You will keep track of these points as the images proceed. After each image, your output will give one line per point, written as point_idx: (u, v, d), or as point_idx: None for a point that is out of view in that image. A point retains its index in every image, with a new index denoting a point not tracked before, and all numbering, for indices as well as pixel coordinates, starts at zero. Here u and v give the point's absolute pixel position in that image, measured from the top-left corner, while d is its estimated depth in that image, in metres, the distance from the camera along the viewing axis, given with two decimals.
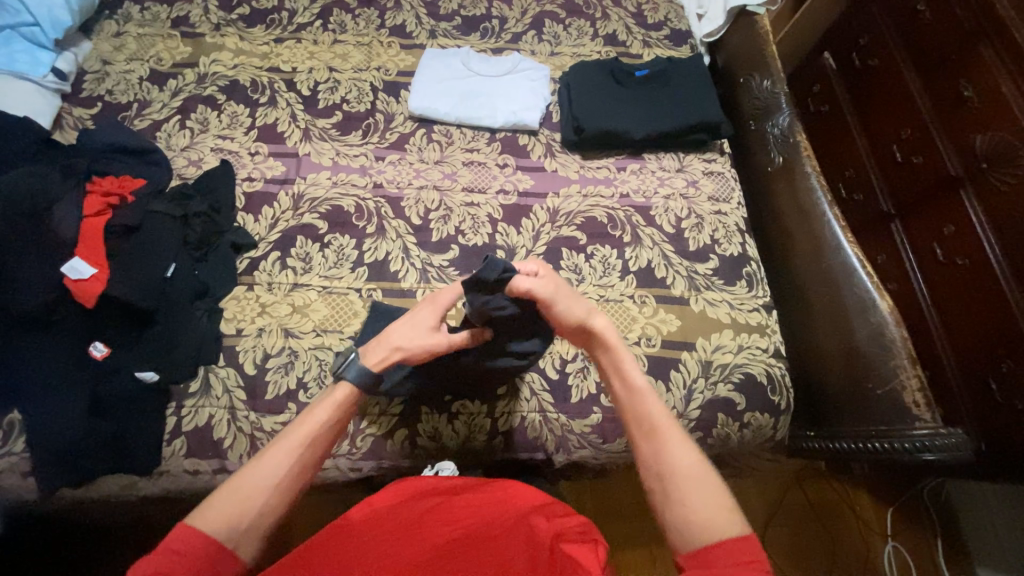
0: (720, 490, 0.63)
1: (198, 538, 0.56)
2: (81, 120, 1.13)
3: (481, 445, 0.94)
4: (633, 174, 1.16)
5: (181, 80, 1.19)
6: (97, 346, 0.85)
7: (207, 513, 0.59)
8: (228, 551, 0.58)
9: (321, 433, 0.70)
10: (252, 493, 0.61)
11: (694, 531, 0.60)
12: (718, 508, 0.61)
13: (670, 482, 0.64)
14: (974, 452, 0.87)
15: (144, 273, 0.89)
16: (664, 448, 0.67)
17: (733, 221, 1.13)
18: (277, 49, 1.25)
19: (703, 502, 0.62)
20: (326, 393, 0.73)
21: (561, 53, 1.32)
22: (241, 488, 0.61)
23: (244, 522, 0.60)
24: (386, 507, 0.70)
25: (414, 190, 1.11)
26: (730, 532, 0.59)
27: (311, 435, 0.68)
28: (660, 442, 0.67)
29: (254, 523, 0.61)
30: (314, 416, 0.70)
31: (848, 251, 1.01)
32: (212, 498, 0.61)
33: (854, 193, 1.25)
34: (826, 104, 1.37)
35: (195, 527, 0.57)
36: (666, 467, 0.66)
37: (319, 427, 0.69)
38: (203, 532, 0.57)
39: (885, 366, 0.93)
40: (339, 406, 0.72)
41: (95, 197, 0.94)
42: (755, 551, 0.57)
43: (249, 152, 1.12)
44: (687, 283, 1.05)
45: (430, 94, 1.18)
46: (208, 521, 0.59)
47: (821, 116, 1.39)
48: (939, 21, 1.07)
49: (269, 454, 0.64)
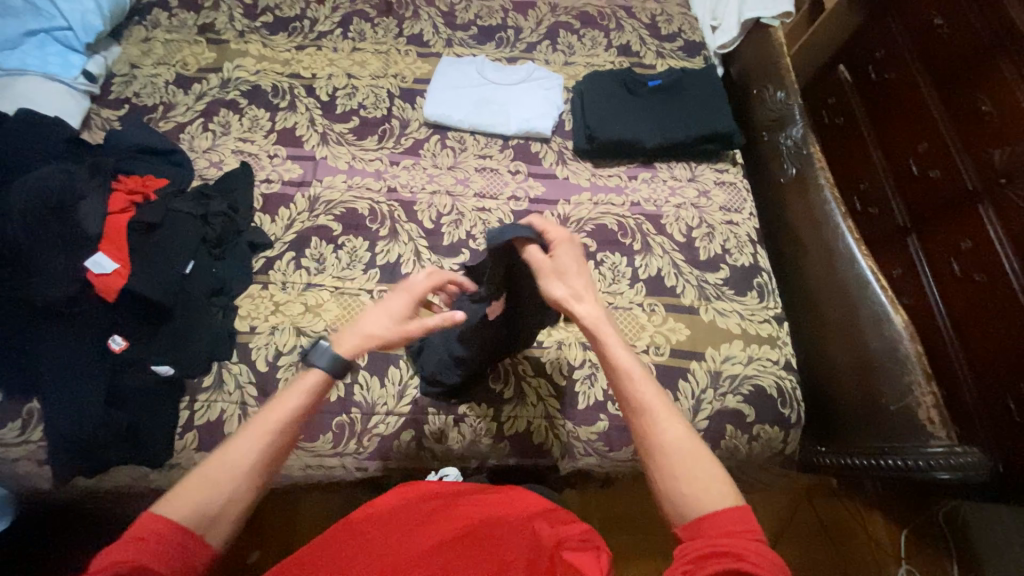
0: (714, 465, 0.57)
1: (168, 525, 0.51)
2: (109, 120, 1.17)
3: (487, 449, 0.94)
4: (644, 182, 1.16)
5: (206, 84, 1.23)
6: (115, 339, 0.88)
7: (174, 501, 0.53)
8: (197, 540, 0.52)
9: (295, 418, 0.60)
10: (221, 478, 0.55)
11: (683, 502, 0.56)
12: (709, 482, 0.56)
13: (658, 461, 0.58)
14: (991, 473, 0.84)
15: (163, 269, 0.92)
16: (652, 423, 0.60)
17: (744, 231, 1.13)
18: (298, 55, 1.29)
19: (695, 476, 0.56)
20: (294, 378, 0.62)
21: (575, 63, 1.34)
22: (211, 474, 0.55)
23: (215, 508, 0.54)
24: (387, 508, 0.71)
25: (427, 195, 1.13)
26: (723, 505, 0.54)
27: (274, 427, 0.58)
28: (647, 417, 0.60)
29: (224, 511, 0.54)
30: (288, 402, 0.60)
31: (861, 264, 1.00)
32: (178, 485, 0.54)
33: (870, 207, 1.24)
34: (841, 117, 1.37)
35: (162, 515, 0.51)
36: (653, 444, 0.59)
37: (293, 412, 0.60)
38: (171, 520, 0.51)
39: (900, 381, 0.91)
40: (311, 392, 0.61)
41: (119, 194, 0.97)
42: (753, 526, 0.53)
43: (268, 154, 1.15)
44: (697, 293, 1.05)
45: (445, 101, 1.20)
46: (175, 507, 0.53)
47: (835, 128, 1.39)
48: (957, 36, 1.07)
49: (241, 440, 0.57)
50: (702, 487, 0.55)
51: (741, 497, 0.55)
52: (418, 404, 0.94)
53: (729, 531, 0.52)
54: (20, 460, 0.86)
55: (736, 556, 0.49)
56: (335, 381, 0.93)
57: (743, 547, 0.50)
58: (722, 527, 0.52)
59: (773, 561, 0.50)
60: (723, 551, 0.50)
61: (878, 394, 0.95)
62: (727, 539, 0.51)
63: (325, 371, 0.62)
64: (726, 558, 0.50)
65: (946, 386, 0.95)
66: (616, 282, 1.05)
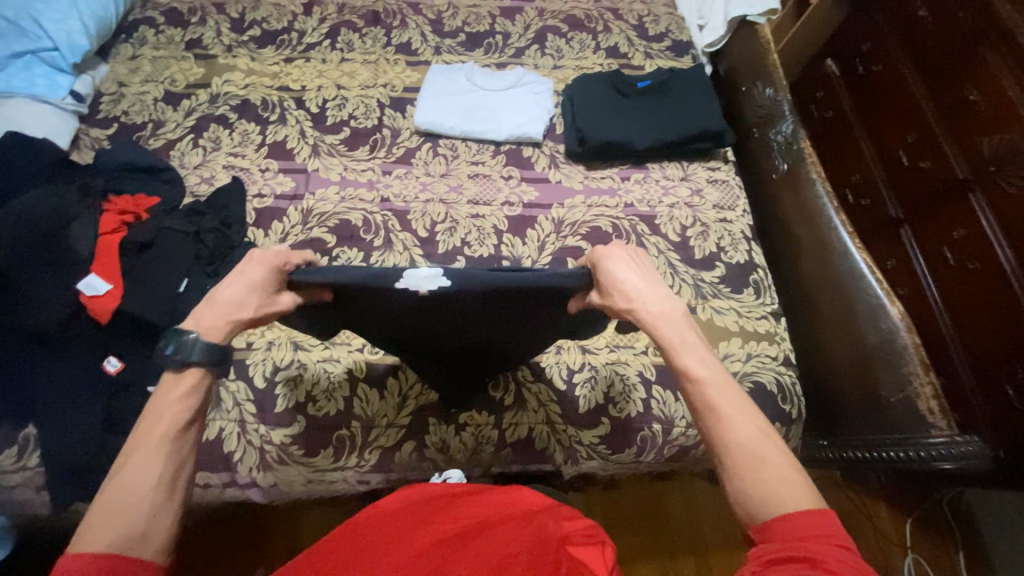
0: (790, 463, 0.57)
1: (87, 558, 0.50)
2: (98, 140, 1.16)
3: (490, 456, 0.94)
4: (637, 183, 1.16)
5: (195, 100, 1.23)
6: (111, 360, 0.87)
7: (90, 537, 0.52)
8: (129, 560, 0.52)
9: (185, 421, 0.62)
10: (133, 495, 0.55)
11: (759, 502, 0.55)
12: (788, 478, 0.55)
13: (733, 460, 0.58)
14: (991, 459, 0.84)
15: (157, 288, 0.91)
16: (724, 422, 0.60)
17: (738, 228, 1.12)
18: (286, 68, 1.29)
19: (769, 472, 0.56)
20: (170, 384, 0.63)
21: (564, 66, 1.34)
22: (127, 496, 0.55)
23: (139, 527, 0.54)
24: (392, 510, 0.70)
25: (420, 203, 1.12)
26: (797, 506, 0.53)
27: (170, 428, 0.60)
28: (720, 416, 0.60)
29: (149, 529, 0.55)
30: (169, 405, 0.62)
31: (856, 257, 1.01)
32: (86, 522, 0.53)
33: (863, 199, 1.24)
34: (830, 110, 1.38)
35: (80, 552, 0.51)
36: (727, 442, 0.59)
37: (176, 417, 0.61)
38: (90, 553, 0.51)
39: (900, 371, 0.92)
40: (192, 394, 0.63)
41: (111, 214, 0.96)
42: (836, 530, 0.51)
43: (259, 168, 1.15)
44: (694, 292, 1.04)
45: (435, 109, 1.20)
46: (95, 540, 0.52)
47: (826, 121, 1.39)
48: (941, 27, 1.08)
49: (135, 458, 0.57)
50: (782, 483, 0.55)
51: (822, 499, 0.54)
52: (418, 413, 0.93)
53: (807, 535, 0.51)
54: (20, 485, 0.85)
55: (812, 563, 0.48)
56: (334, 395, 0.93)
57: (824, 549, 0.48)
58: (799, 531, 0.51)
59: (857, 569, 0.47)
60: (802, 557, 0.48)
61: (878, 386, 0.95)
62: (808, 545, 0.49)
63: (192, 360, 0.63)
64: (806, 565, 0.48)
65: (945, 375, 0.95)
66: None
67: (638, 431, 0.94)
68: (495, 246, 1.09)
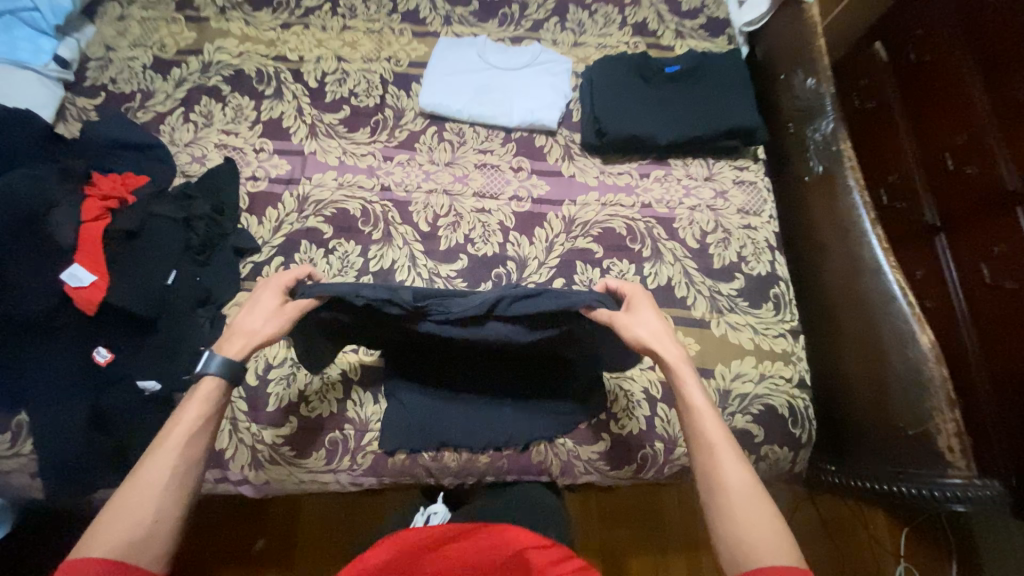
0: (775, 517, 0.59)
1: (89, 564, 0.53)
2: (85, 111, 1.09)
3: (484, 466, 0.91)
4: (657, 182, 1.08)
5: (186, 69, 1.15)
6: (101, 351, 0.84)
7: (96, 540, 0.56)
8: (129, 565, 0.55)
9: (204, 426, 0.67)
10: (141, 499, 0.59)
11: (740, 551, 0.57)
12: (770, 530, 0.58)
13: (721, 498, 0.61)
14: (998, 491, 0.83)
15: (145, 279, 0.87)
16: (719, 466, 0.63)
17: (763, 236, 1.04)
18: (283, 35, 1.19)
19: (753, 519, 0.59)
20: (190, 391, 0.69)
21: (585, 44, 1.22)
22: (139, 509, 0.58)
23: (141, 530, 0.58)
24: (380, 566, 0.62)
25: (423, 194, 1.06)
26: (780, 559, 0.56)
27: (189, 432, 0.65)
28: (717, 462, 0.63)
29: (153, 530, 0.58)
30: (184, 417, 0.66)
31: (889, 277, 0.93)
32: (97, 526, 0.57)
33: (899, 202, 1.14)
34: (872, 100, 1.24)
35: (87, 556, 0.54)
36: (717, 482, 0.62)
37: (193, 423, 0.66)
38: (93, 557, 0.54)
39: (921, 404, 0.86)
40: (208, 401, 0.68)
41: (93, 200, 0.90)
42: None
43: (253, 148, 1.08)
44: (709, 305, 0.98)
45: (442, 90, 1.11)
46: (98, 544, 0.55)
47: (866, 112, 1.26)
48: (1009, 12, 0.95)
49: (149, 466, 0.61)
50: (755, 524, 0.59)
51: (799, 556, 0.56)
52: None
53: None
54: (13, 472, 0.85)
55: None
56: (327, 397, 0.91)
57: None
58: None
59: None
60: None
61: (895, 416, 0.90)
62: None
63: (210, 379, 0.69)
64: None
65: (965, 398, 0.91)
66: None
67: (638, 448, 0.91)
68: (500, 244, 1.02)
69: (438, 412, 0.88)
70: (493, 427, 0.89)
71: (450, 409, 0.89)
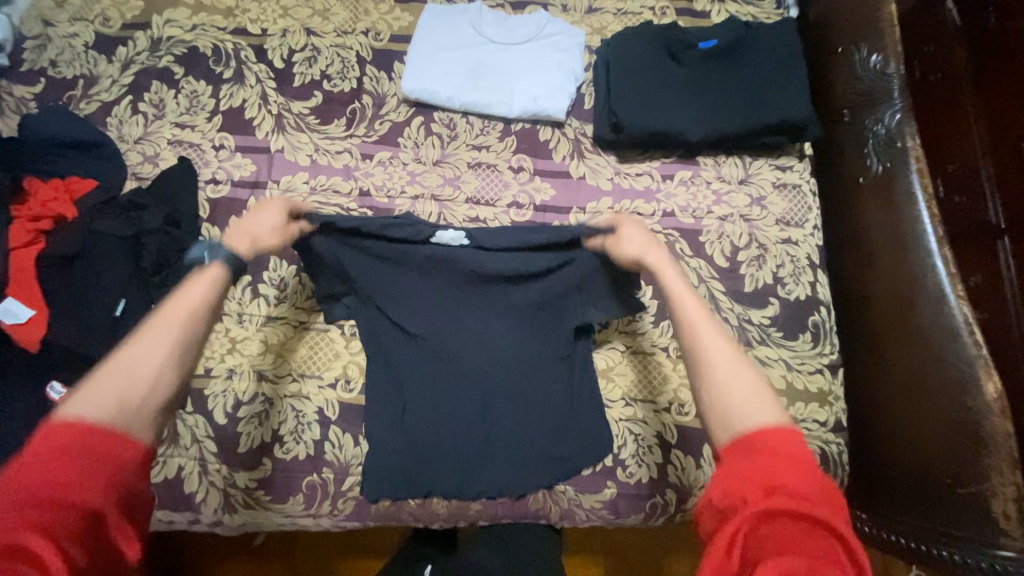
0: (757, 380, 0.54)
1: (71, 433, 0.44)
2: (22, 101, 0.95)
3: (477, 512, 0.83)
4: (682, 185, 0.91)
5: (133, 47, 0.98)
6: (55, 390, 0.75)
7: (79, 400, 0.47)
8: (122, 444, 0.46)
9: (207, 310, 0.56)
10: (134, 379, 0.49)
11: (733, 412, 0.52)
12: (754, 393, 0.53)
13: (699, 362, 0.56)
14: None
15: (90, 310, 0.76)
16: (696, 340, 0.57)
17: (804, 252, 0.89)
18: (243, 3, 1.01)
19: (734, 390, 0.53)
20: (191, 276, 0.58)
21: (601, 9, 1.01)
22: (127, 372, 0.49)
23: (134, 404, 0.48)
24: None
25: (407, 200, 0.91)
26: (768, 427, 0.50)
27: (188, 318, 0.54)
28: (694, 334, 0.57)
29: (143, 402, 0.49)
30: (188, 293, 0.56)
31: (953, 308, 0.79)
32: (77, 391, 0.47)
33: (957, 194, 0.95)
34: (937, 72, 0.98)
35: (72, 420, 0.45)
36: (695, 349, 0.57)
37: (196, 304, 0.55)
38: (80, 420, 0.45)
39: (975, 460, 0.75)
40: (214, 287, 0.58)
41: (23, 222, 0.79)
42: (804, 452, 0.48)
43: (213, 144, 0.93)
44: (736, 336, 0.85)
45: (429, 72, 0.94)
46: (84, 410, 0.46)
47: (925, 87, 1.00)
48: None
49: (142, 343, 0.51)
50: (752, 402, 0.52)
51: (789, 419, 0.51)
52: None
53: (781, 462, 0.47)
54: None
55: (777, 495, 0.45)
56: (303, 437, 0.82)
57: (789, 477, 0.46)
58: (774, 458, 0.48)
59: (830, 502, 0.46)
60: (771, 490, 0.45)
61: (944, 469, 0.79)
62: (776, 472, 0.46)
63: (220, 263, 0.59)
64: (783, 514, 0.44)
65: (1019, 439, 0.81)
66: (636, 319, 0.87)
67: (649, 498, 0.82)
68: None
69: (425, 454, 0.79)
70: (479, 459, 0.79)
71: (434, 452, 0.79)
